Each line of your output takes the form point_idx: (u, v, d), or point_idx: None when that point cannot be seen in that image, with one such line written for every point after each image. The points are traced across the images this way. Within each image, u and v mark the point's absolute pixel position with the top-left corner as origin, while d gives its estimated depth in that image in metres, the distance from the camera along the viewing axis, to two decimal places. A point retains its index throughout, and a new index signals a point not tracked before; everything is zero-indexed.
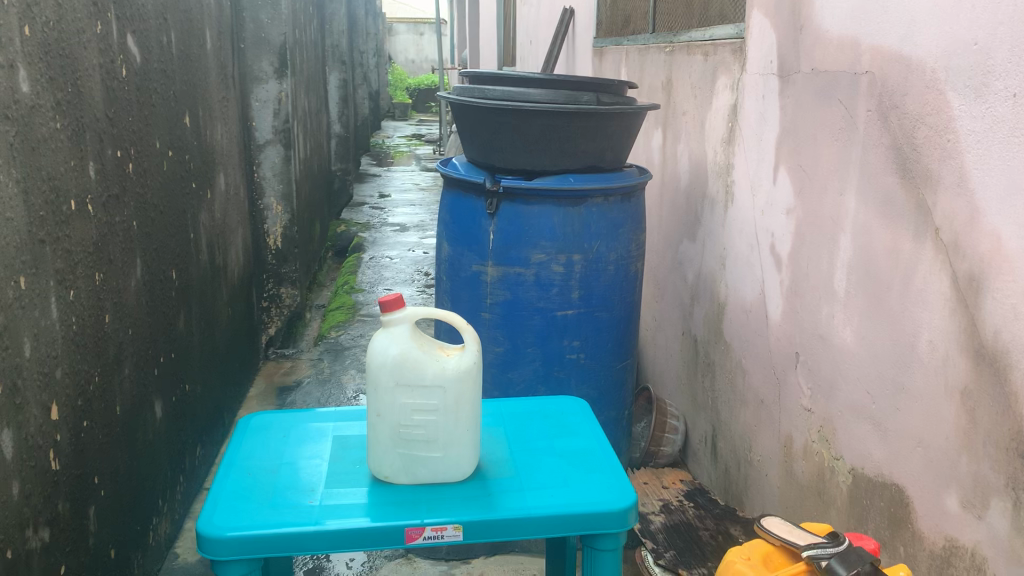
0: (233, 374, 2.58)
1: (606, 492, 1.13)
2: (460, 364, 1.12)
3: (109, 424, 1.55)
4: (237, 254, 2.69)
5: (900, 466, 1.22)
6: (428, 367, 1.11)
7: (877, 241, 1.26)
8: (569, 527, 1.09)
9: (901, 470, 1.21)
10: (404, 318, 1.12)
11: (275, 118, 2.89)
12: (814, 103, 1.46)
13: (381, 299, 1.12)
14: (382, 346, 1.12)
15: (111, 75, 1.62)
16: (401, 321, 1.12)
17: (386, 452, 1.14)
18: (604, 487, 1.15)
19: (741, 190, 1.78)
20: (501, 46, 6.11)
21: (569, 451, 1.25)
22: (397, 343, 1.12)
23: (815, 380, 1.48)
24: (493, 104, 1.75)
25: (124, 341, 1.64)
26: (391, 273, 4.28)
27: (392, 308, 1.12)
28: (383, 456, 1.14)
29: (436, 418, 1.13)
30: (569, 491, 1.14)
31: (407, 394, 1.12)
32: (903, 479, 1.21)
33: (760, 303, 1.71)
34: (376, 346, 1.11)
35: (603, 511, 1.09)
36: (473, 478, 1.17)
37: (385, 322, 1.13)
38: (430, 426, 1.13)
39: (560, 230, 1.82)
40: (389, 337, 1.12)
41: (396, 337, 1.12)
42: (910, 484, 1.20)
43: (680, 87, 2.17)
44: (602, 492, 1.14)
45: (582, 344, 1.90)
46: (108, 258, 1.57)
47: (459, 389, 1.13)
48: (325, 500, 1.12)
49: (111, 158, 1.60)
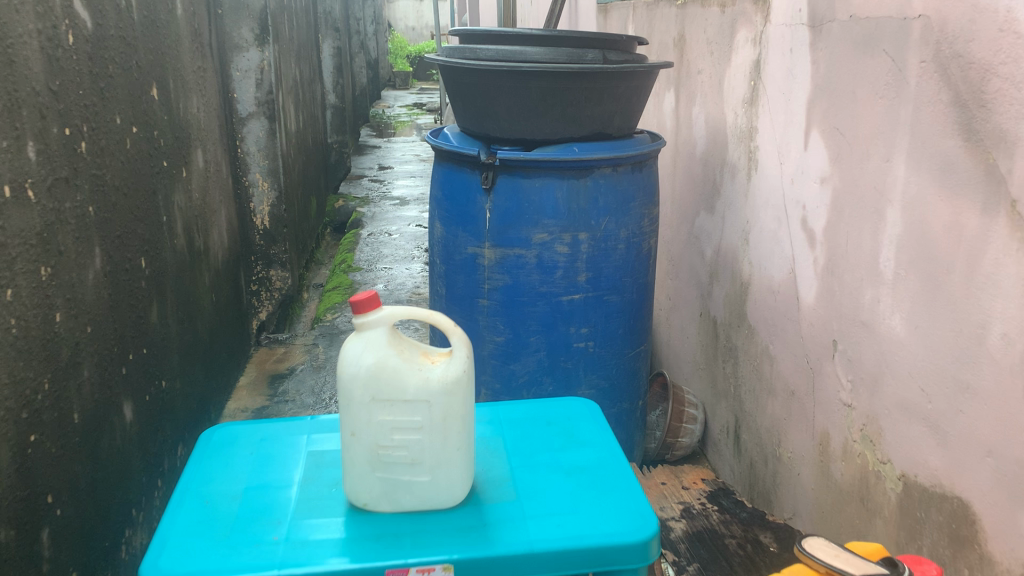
0: (220, 365, 2.42)
1: (624, 519, 0.97)
2: (448, 374, 0.95)
3: (65, 435, 1.39)
4: (220, 236, 2.52)
5: (966, 478, 1.05)
6: (411, 377, 0.94)
7: (934, 214, 1.08)
8: (582, 564, 0.92)
9: (968, 484, 1.04)
10: (381, 320, 0.95)
11: (257, 88, 2.70)
12: (853, 56, 1.27)
13: (353, 298, 0.95)
14: (356, 353, 0.95)
15: (53, 43, 1.43)
16: (377, 324, 0.95)
17: (364, 478, 0.97)
18: (621, 513, 0.98)
19: (766, 157, 1.59)
20: (501, 9, 5.88)
21: (578, 468, 1.08)
22: (373, 349, 0.95)
23: (856, 372, 1.30)
24: (486, 66, 1.56)
25: (80, 341, 1.47)
26: (391, 249, 4.10)
27: (366, 308, 0.95)
28: (360, 483, 0.97)
29: (421, 437, 0.96)
30: (579, 518, 0.97)
31: (386, 410, 0.95)
32: (971, 494, 1.04)
33: (789, 283, 1.53)
34: (347, 355, 0.94)
35: (620, 544, 0.93)
36: (467, 504, 1.00)
37: (358, 325, 0.96)
38: (414, 447, 0.96)
39: (564, 207, 1.64)
40: (364, 342, 0.95)
41: (371, 343, 0.95)
42: (980, 501, 1.02)
43: (694, 44, 1.97)
44: (619, 517, 0.97)
45: (590, 332, 1.73)
46: (58, 250, 1.40)
47: (447, 403, 0.95)
48: (293, 535, 0.95)
49: (57, 137, 1.43)
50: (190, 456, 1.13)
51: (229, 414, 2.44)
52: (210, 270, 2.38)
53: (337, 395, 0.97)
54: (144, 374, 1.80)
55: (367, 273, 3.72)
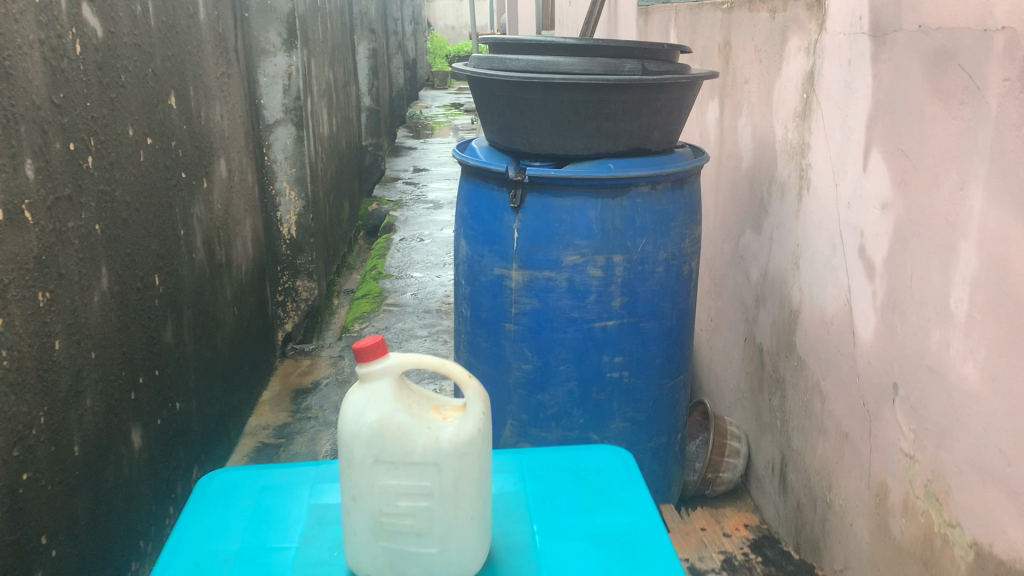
0: (241, 381, 2.34)
1: None
2: (460, 433, 0.85)
3: (63, 470, 1.31)
4: (244, 247, 2.44)
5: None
6: (417, 436, 0.84)
7: (1017, 253, 0.95)
8: None
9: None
10: (385, 371, 0.84)
11: (285, 94, 2.62)
12: (922, 70, 1.14)
13: (355, 344, 0.85)
14: (357, 406, 0.85)
15: (58, 53, 1.35)
16: (381, 375, 0.84)
17: (367, 546, 0.87)
18: None
19: (820, 176, 1.46)
20: (539, 10, 5.76)
21: (608, 536, 0.96)
22: (376, 403, 0.84)
23: (920, 420, 1.17)
24: (515, 77, 1.45)
25: (82, 368, 1.39)
26: (423, 255, 4.01)
27: (369, 356, 0.84)
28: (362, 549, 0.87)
29: (430, 504, 0.85)
30: None
31: (390, 471, 0.84)
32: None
33: (843, 315, 1.40)
34: (349, 410, 0.84)
35: None
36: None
37: (360, 375, 0.85)
38: (422, 515, 0.86)
39: (598, 227, 1.52)
40: (367, 393, 0.85)
41: (376, 397, 0.84)
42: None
43: (741, 52, 1.85)
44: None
45: (625, 361, 1.60)
46: (58, 274, 1.32)
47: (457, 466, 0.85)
48: None
49: (59, 152, 1.34)
50: (186, 505, 1.04)
51: (250, 431, 2.37)
52: (232, 282, 2.30)
53: (339, 452, 0.86)
54: (155, 396, 1.72)
55: (397, 281, 3.63)
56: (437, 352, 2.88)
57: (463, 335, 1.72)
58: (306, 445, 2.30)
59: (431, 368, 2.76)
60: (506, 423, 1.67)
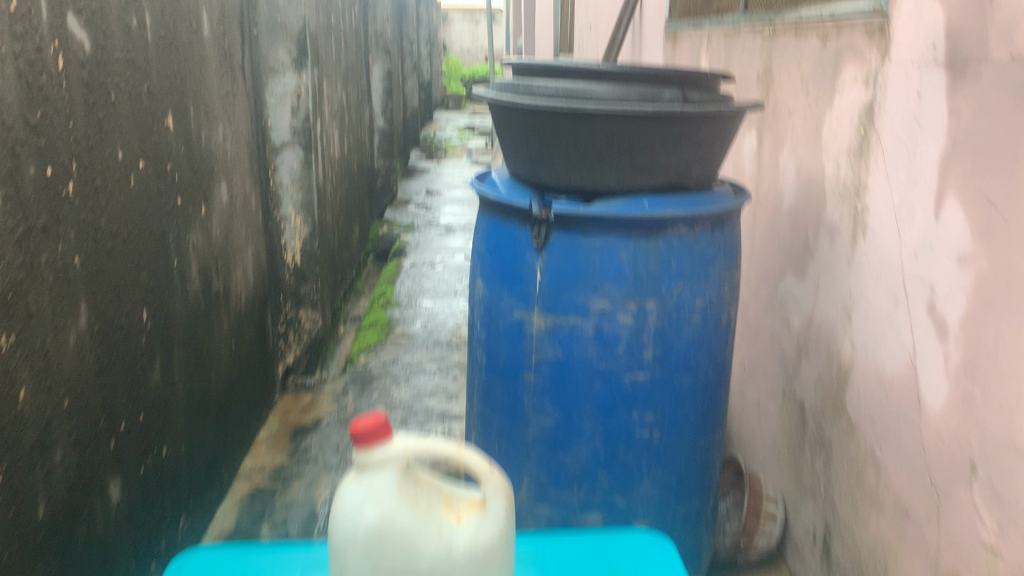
0: (236, 419, 2.20)
1: None
2: (459, 532, 0.84)
3: (24, 536, 1.16)
4: (245, 276, 2.31)
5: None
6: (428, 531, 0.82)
7: None
8: None
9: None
10: (389, 457, 0.83)
11: (294, 115, 2.50)
12: (1013, 108, 0.99)
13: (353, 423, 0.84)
14: (356, 494, 0.83)
15: (37, 67, 1.22)
16: (387, 462, 0.83)
17: None
18: None
19: (880, 221, 1.32)
20: (557, 33, 5.66)
21: None
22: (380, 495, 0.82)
23: (1004, 509, 1.02)
24: (543, 104, 1.31)
25: (52, 418, 1.24)
26: (433, 282, 3.87)
27: (369, 443, 0.83)
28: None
29: None
30: None
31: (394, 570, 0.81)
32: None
33: (905, 378, 1.25)
34: (343, 505, 0.81)
35: None
36: None
37: (363, 462, 0.83)
38: None
39: (629, 270, 1.37)
40: (366, 486, 0.83)
41: (374, 493, 0.82)
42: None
43: (784, 81, 1.70)
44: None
45: (656, 419, 1.45)
46: (26, 313, 1.18)
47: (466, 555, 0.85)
48: None
49: (34, 178, 1.21)
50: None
51: (245, 473, 2.22)
52: (230, 314, 2.17)
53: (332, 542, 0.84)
54: (138, 443, 1.58)
55: (406, 309, 3.48)
56: (446, 390, 2.73)
57: (478, 383, 1.57)
58: (304, 491, 2.15)
59: (439, 408, 2.61)
60: (521, 483, 1.52)
